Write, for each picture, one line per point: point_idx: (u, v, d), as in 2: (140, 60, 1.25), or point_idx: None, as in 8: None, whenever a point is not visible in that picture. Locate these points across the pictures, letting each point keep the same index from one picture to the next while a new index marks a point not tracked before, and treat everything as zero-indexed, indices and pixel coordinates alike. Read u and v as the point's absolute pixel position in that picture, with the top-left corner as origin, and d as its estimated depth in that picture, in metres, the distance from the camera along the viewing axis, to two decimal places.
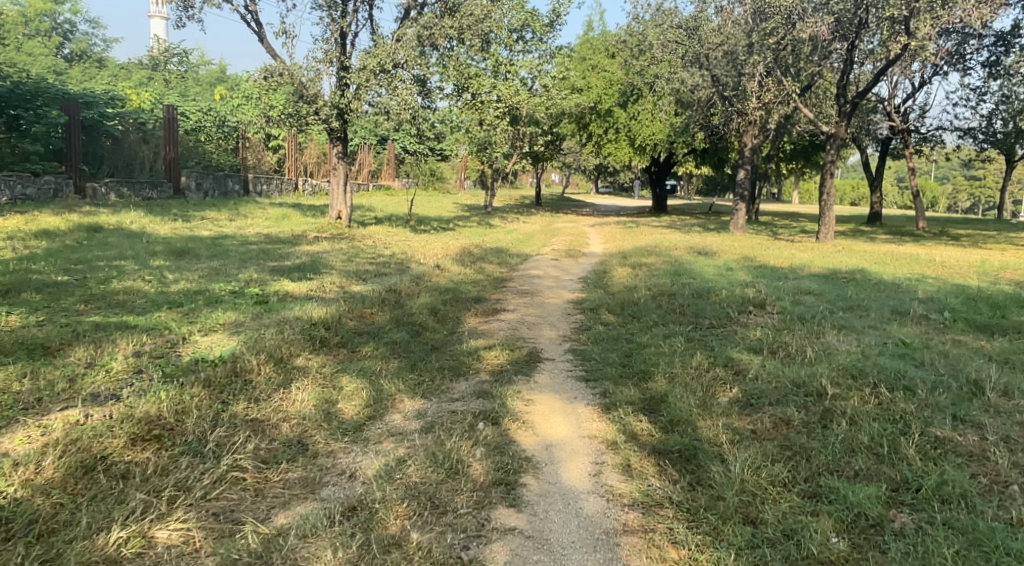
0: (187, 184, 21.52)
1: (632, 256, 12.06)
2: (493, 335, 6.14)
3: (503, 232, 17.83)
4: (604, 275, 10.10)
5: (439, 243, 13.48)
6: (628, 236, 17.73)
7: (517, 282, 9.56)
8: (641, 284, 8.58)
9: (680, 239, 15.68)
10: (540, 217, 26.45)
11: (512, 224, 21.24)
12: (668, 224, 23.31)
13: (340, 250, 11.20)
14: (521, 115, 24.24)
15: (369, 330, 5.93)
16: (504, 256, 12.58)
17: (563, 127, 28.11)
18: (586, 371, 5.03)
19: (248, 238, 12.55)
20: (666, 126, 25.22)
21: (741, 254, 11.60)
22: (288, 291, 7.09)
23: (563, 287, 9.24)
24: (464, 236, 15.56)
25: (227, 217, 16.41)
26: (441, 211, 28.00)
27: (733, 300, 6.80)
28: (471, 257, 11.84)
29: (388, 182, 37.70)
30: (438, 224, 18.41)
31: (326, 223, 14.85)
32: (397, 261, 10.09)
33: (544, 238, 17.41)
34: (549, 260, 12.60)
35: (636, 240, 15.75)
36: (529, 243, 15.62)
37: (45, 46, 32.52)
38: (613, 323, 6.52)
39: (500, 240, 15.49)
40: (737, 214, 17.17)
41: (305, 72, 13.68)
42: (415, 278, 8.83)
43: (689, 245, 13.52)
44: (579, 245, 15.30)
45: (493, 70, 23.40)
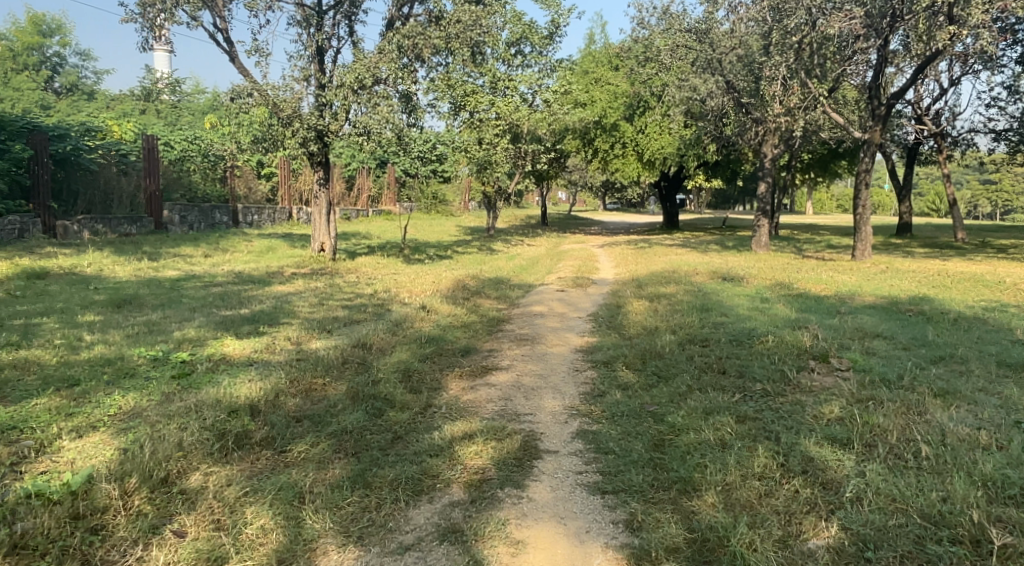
0: (170, 218, 20.34)
1: (648, 284, 10.65)
2: (478, 411, 4.72)
3: (505, 258, 16.47)
4: (617, 310, 8.69)
5: (430, 275, 12.13)
6: (641, 258, 16.32)
7: (514, 324, 8.17)
8: (662, 324, 7.16)
9: (698, 260, 14.27)
10: (546, 239, 25.11)
11: (515, 248, 19.92)
12: (681, 242, 21.92)
13: (315, 289, 9.83)
14: (522, 133, 22.98)
15: (312, 413, 4.49)
16: (502, 289, 11.20)
17: (568, 143, 26.83)
18: (601, 478, 3.56)
19: (217, 277, 11.27)
20: (675, 138, 23.87)
21: (774, 279, 10.14)
22: (223, 355, 5.68)
23: (569, 329, 7.83)
24: (460, 265, 14.21)
25: (204, 253, 15.13)
26: (443, 236, 26.71)
27: (786, 350, 5.34)
28: (465, 291, 10.45)
29: (389, 207, 36.52)
30: (435, 252, 17.10)
31: (308, 256, 13.50)
32: (376, 302, 8.70)
33: (549, 264, 16.03)
34: (554, 291, 11.21)
35: (650, 263, 14.35)
36: (533, 271, 14.23)
37: (32, 79, 31.65)
38: (634, 386, 5.10)
39: (501, 268, 14.12)
40: (759, 231, 15.70)
41: (277, 92, 12.42)
42: (393, 325, 7.45)
43: (710, 268, 12.11)
44: (588, 272, 13.91)
45: (491, 86, 22.15)
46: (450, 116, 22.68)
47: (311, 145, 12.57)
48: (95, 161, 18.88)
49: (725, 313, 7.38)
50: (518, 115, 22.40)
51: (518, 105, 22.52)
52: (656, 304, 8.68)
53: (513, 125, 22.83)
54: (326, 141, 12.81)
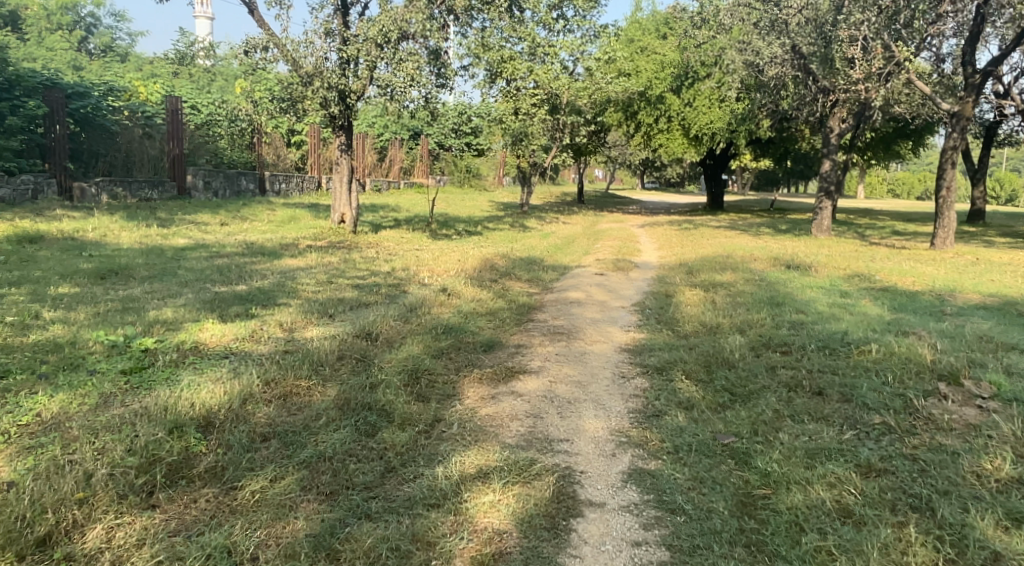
0: (194, 183, 19.61)
1: (700, 270, 9.46)
2: (500, 433, 3.66)
3: (539, 236, 15.36)
4: (666, 299, 7.53)
5: (456, 252, 11.09)
6: (687, 241, 15.06)
7: (549, 313, 7.07)
8: (724, 322, 6.00)
9: (752, 245, 12.98)
10: (583, 217, 23.91)
11: (550, 225, 18.79)
12: (729, 224, 20.52)
13: (328, 264, 8.86)
14: (562, 104, 21.68)
15: (286, 428, 3.47)
16: (535, 270, 10.11)
17: (610, 116, 25.43)
18: (667, 559, 2.49)
19: (227, 248, 10.38)
20: (726, 112, 22.35)
21: (847, 269, 8.87)
22: (195, 344, 4.69)
23: (612, 321, 6.70)
24: (491, 243, 13.12)
25: (221, 220, 14.30)
26: (475, 211, 25.67)
27: (898, 365, 4.17)
28: (493, 272, 9.38)
29: (421, 180, 35.57)
30: (465, 227, 16.07)
31: (327, 228, 12.55)
32: (392, 282, 7.69)
33: (587, 244, 14.87)
34: (593, 274, 10.08)
35: (699, 247, 13.11)
36: (570, 251, 13.10)
37: (66, 40, 31.20)
38: (700, 407, 3.98)
39: (534, 247, 13.03)
40: (821, 214, 14.29)
41: (296, 46, 11.39)
42: (407, 311, 6.41)
43: (769, 254, 10.83)
44: (630, 253, 12.74)
45: (530, 52, 20.87)
46: (486, 84, 21.48)
47: (332, 106, 11.52)
48: (116, 122, 18.14)
49: (800, 310, 6.18)
50: (559, 84, 21.09)
51: (559, 74, 21.19)
52: (713, 295, 7.49)
53: (553, 94, 21.51)
54: (349, 102, 11.72)
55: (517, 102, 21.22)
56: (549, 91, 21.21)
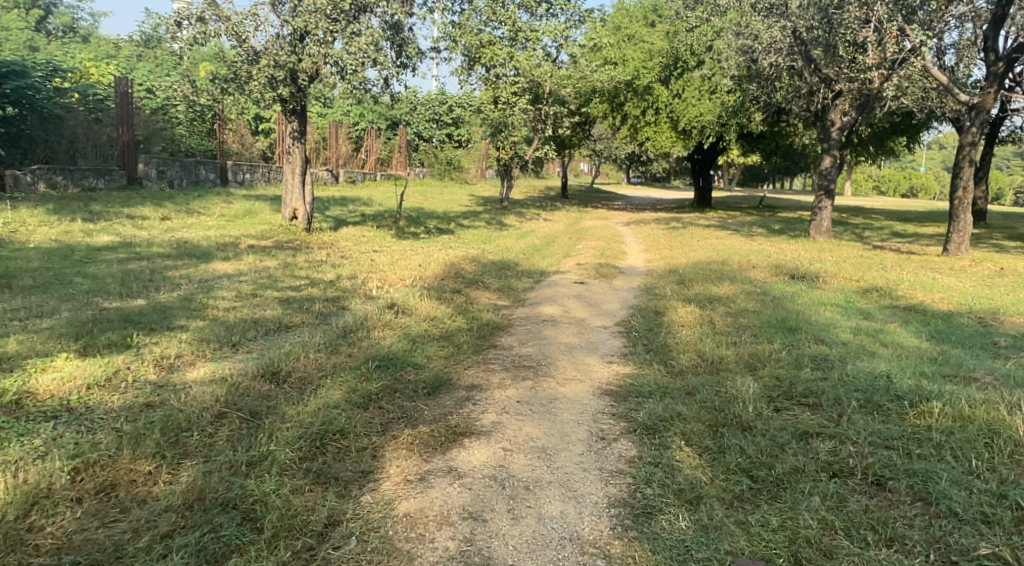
0: (145, 172, 18.20)
1: (693, 279, 8.32)
2: (421, 557, 2.49)
3: (516, 235, 14.19)
4: (656, 318, 6.36)
5: (419, 254, 9.89)
6: (675, 242, 13.93)
7: (516, 334, 5.89)
8: (729, 355, 4.84)
9: (747, 248, 11.88)
10: (565, 213, 22.75)
11: (530, 223, 17.62)
12: (718, 223, 19.47)
13: (263, 270, 7.60)
14: (544, 93, 20.48)
15: (80, 557, 2.36)
16: (506, 277, 8.93)
17: (594, 107, 24.22)
18: None
19: (155, 247, 9.12)
20: (716, 105, 21.21)
21: (861, 281, 7.76)
22: (18, 397, 3.43)
23: (590, 347, 5.54)
24: (461, 243, 11.92)
25: (165, 213, 12.93)
26: (453, 205, 24.41)
27: (981, 441, 3.04)
28: (457, 279, 8.19)
29: (399, 172, 34.16)
30: (436, 224, 14.84)
31: (277, 224, 11.20)
32: (331, 295, 6.47)
33: (568, 244, 13.73)
34: (571, 282, 8.90)
35: (689, 250, 12.01)
36: (547, 253, 11.92)
37: (21, 18, 29.34)
38: (711, 502, 2.82)
39: (508, 248, 11.85)
40: (819, 215, 13.21)
41: (241, 19, 10.06)
42: (338, 335, 5.17)
43: (769, 261, 9.73)
44: (614, 256, 11.60)
45: (510, 37, 19.64)
46: (464, 70, 20.25)
47: (280, 87, 10.04)
48: (58, 106, 16.68)
49: (822, 340, 5.04)
50: (539, 72, 19.90)
51: (541, 61, 19.98)
52: (711, 314, 6.33)
53: (535, 83, 20.29)
54: (301, 83, 10.27)
55: (496, 91, 20.00)
56: (530, 79, 19.97)
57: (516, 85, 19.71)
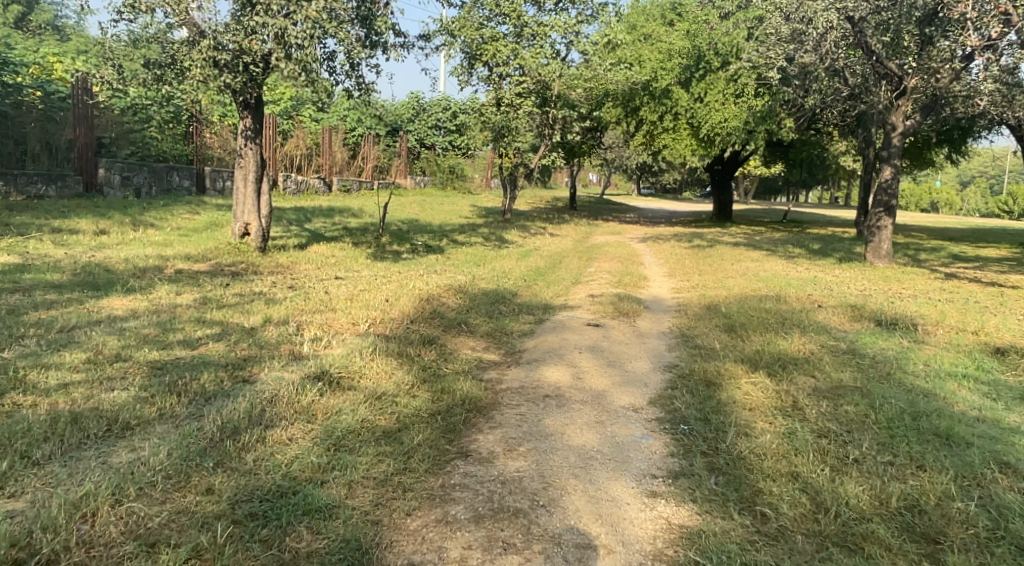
0: (107, 179, 16.26)
1: (745, 323, 6.30)
2: None
3: (517, 255, 12.19)
4: (710, 399, 4.34)
5: (391, 281, 7.89)
6: (703, 264, 11.92)
7: (503, 425, 3.89)
8: (862, 501, 2.84)
9: (795, 276, 9.84)
10: (574, 227, 20.80)
11: (535, 239, 15.64)
12: (744, 241, 17.47)
13: (166, 308, 5.60)
14: (553, 94, 18.59)
15: None
16: (499, 318, 6.93)
17: (607, 112, 22.26)
18: None
19: (53, 272, 7.14)
20: (742, 109, 19.40)
21: (978, 333, 5.76)
22: None
23: (617, 455, 3.53)
24: (450, 265, 9.94)
25: (104, 225, 10.99)
26: (452, 217, 22.46)
27: None
28: (431, 323, 6.18)
29: (399, 180, 32.26)
30: (426, 241, 12.89)
31: (225, 242, 9.18)
32: (240, 357, 4.47)
33: (577, 265, 11.75)
34: (582, 323, 6.87)
35: (725, 277, 9.99)
36: (554, 280, 9.91)
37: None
38: None
39: (506, 273, 9.85)
40: (878, 235, 11.16)
41: None
42: (203, 451, 3.08)
43: (835, 297, 7.71)
44: (634, 284, 9.59)
45: (515, 34, 17.83)
46: (464, 69, 18.44)
47: (225, 75, 8.14)
48: (6, 104, 14.77)
49: (1010, 472, 3.08)
50: (548, 70, 17.83)
51: (550, 58, 17.93)
52: (791, 396, 4.31)
53: (542, 83, 18.37)
54: (253, 71, 8.37)
55: (500, 92, 18.12)
56: (538, 79, 18.03)
57: (522, 85, 17.84)
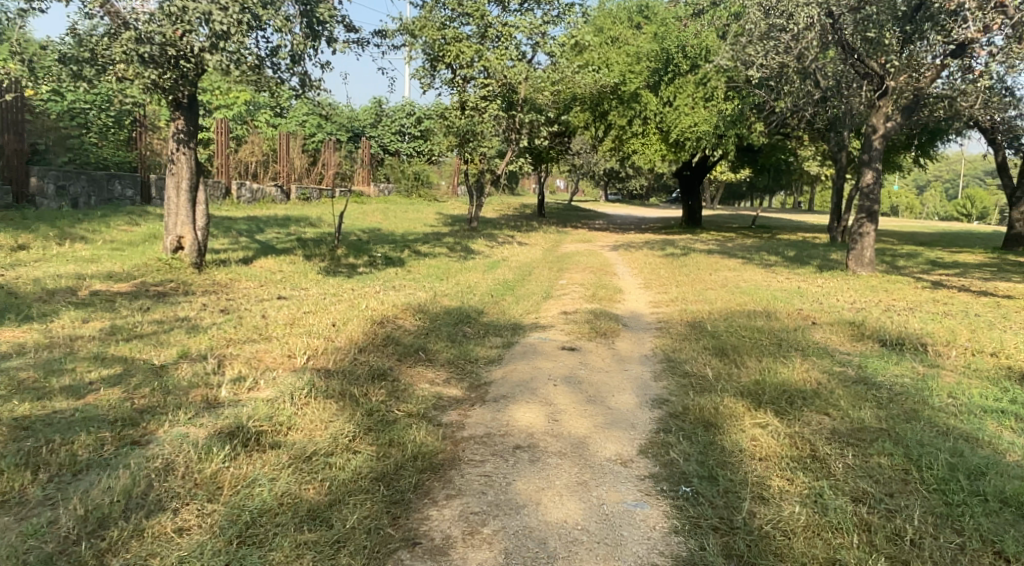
0: (39, 188, 14.91)
1: (737, 345, 5.62)
2: None
3: (483, 266, 11.42)
4: (712, 448, 3.62)
5: (341, 301, 7.05)
6: (679, 275, 11.30)
7: (464, 494, 3.12)
8: None
9: (778, 287, 9.24)
10: (543, 235, 20.11)
11: (502, 249, 14.90)
12: (717, 248, 16.99)
13: (61, 343, 4.70)
14: (519, 98, 17.92)
15: None
16: (463, 342, 6.15)
17: (575, 117, 21.61)
18: None
19: None
20: (712, 113, 18.97)
21: (997, 355, 5.17)
22: None
23: (608, 537, 2.80)
24: (409, 280, 9.13)
25: (24, 240, 9.92)
26: (416, 226, 21.61)
27: None
28: (381, 352, 5.36)
29: (361, 188, 31.26)
30: (386, 252, 12.05)
31: (155, 257, 8.23)
32: (137, 408, 3.62)
33: (547, 277, 11.02)
34: (555, 347, 6.12)
35: (705, 290, 9.35)
36: (522, 294, 9.16)
37: None
38: None
39: (470, 287, 9.07)
40: (861, 242, 10.66)
41: None
42: (49, 561, 2.46)
43: (828, 311, 7.09)
44: (609, 299, 8.88)
45: (478, 35, 17.13)
46: (426, 71, 17.67)
47: (151, 71, 7.29)
48: None
49: None
50: (513, 72, 17.15)
51: (515, 60, 17.26)
52: (808, 442, 3.61)
53: (508, 86, 17.68)
54: (185, 67, 7.52)
55: (464, 95, 17.39)
56: (503, 82, 17.35)
57: (487, 88, 17.11)
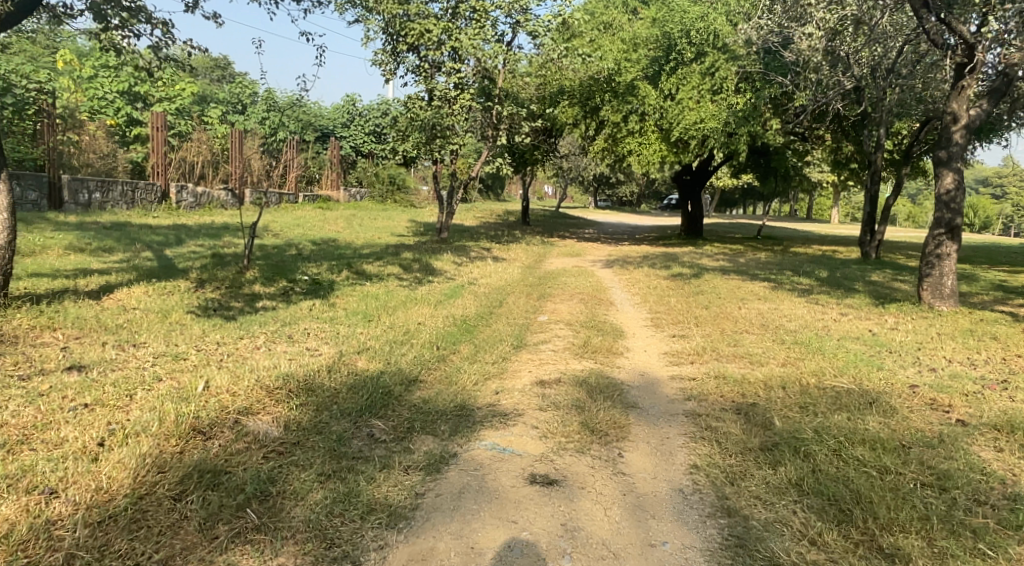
0: None
1: (865, 496, 3.01)
2: None
3: (440, 293, 8.75)
4: None
5: (166, 373, 4.29)
6: (696, 308, 8.67)
7: None
8: None
9: (845, 334, 6.58)
10: (525, 248, 17.52)
11: (472, 266, 12.30)
12: (730, 265, 14.44)
13: None
14: (498, 89, 15.57)
15: None
16: (354, 465, 3.44)
17: (563, 112, 18.62)
18: None
19: None
20: (720, 109, 16.46)
21: None
22: None
23: None
24: (324, 320, 6.44)
25: None
26: (380, 236, 18.97)
27: None
28: (148, 529, 2.69)
29: (328, 192, 28.58)
30: (316, 274, 9.39)
31: None
32: None
33: (523, 311, 8.35)
34: (521, 474, 3.43)
35: (739, 338, 6.67)
36: (485, 343, 6.46)
37: None
38: None
39: (411, 330, 6.34)
40: (939, 268, 8.04)
41: None
42: None
43: (964, 392, 4.43)
44: (607, 354, 6.18)
45: (448, 10, 14.45)
46: (386, 55, 14.98)
47: None
48: None
49: None
50: (489, 56, 14.72)
51: (491, 42, 14.69)
52: None
53: (482, 73, 15.07)
54: None
55: (431, 85, 14.77)
56: (481, 72, 15.24)
57: (460, 75, 14.66)
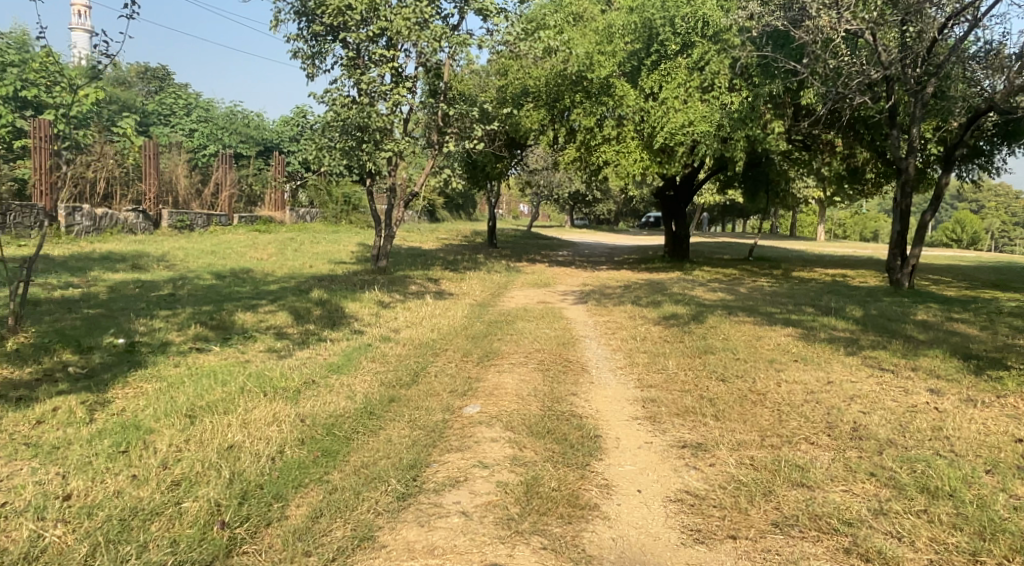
0: None
1: None
2: None
3: (321, 363, 5.74)
4: None
5: None
6: (709, 383, 5.80)
7: None
8: None
9: (991, 459, 3.71)
10: (482, 278, 14.63)
11: (401, 308, 9.39)
12: (731, 298, 11.70)
13: None
14: (445, 85, 12.78)
15: None
16: None
17: (527, 117, 15.39)
18: None
19: None
20: (712, 109, 13.79)
21: None
22: None
23: None
24: (37, 452, 3.42)
25: None
26: (313, 264, 15.99)
27: None
28: None
29: (272, 214, 25.57)
30: (147, 334, 6.38)
31: None
32: None
33: (444, 397, 5.32)
34: None
35: (806, 469, 3.74)
36: (341, 490, 3.46)
37: None
38: None
39: (196, 472, 3.31)
40: None
41: None
42: None
43: None
44: (569, 517, 3.23)
45: None
46: (303, 41, 12.06)
47: None
48: None
49: None
50: (430, 41, 11.87)
51: (432, 23, 11.84)
52: None
53: (423, 60, 12.21)
54: None
55: (358, 76, 11.76)
56: (424, 64, 12.49)
57: (393, 64, 11.81)
